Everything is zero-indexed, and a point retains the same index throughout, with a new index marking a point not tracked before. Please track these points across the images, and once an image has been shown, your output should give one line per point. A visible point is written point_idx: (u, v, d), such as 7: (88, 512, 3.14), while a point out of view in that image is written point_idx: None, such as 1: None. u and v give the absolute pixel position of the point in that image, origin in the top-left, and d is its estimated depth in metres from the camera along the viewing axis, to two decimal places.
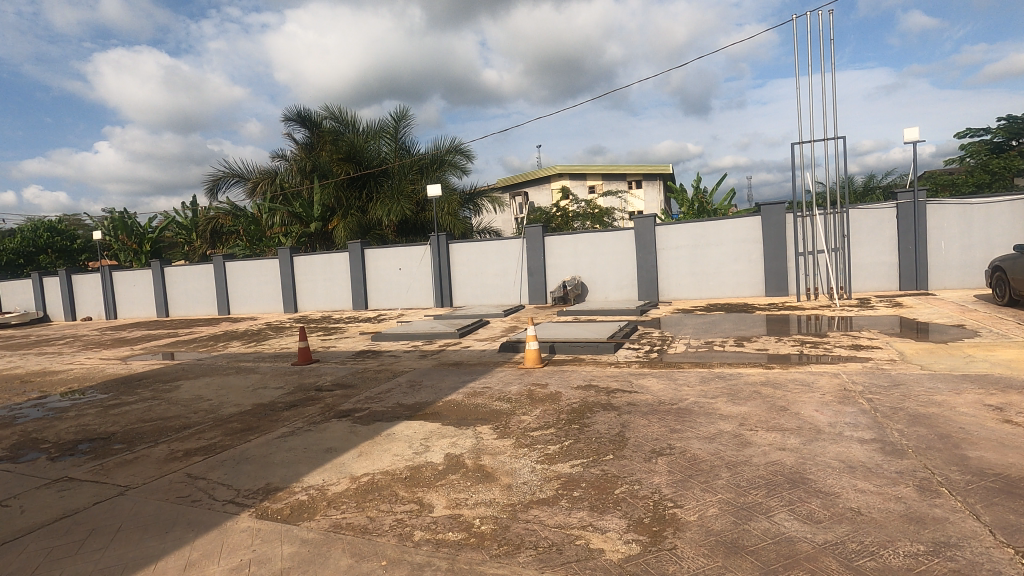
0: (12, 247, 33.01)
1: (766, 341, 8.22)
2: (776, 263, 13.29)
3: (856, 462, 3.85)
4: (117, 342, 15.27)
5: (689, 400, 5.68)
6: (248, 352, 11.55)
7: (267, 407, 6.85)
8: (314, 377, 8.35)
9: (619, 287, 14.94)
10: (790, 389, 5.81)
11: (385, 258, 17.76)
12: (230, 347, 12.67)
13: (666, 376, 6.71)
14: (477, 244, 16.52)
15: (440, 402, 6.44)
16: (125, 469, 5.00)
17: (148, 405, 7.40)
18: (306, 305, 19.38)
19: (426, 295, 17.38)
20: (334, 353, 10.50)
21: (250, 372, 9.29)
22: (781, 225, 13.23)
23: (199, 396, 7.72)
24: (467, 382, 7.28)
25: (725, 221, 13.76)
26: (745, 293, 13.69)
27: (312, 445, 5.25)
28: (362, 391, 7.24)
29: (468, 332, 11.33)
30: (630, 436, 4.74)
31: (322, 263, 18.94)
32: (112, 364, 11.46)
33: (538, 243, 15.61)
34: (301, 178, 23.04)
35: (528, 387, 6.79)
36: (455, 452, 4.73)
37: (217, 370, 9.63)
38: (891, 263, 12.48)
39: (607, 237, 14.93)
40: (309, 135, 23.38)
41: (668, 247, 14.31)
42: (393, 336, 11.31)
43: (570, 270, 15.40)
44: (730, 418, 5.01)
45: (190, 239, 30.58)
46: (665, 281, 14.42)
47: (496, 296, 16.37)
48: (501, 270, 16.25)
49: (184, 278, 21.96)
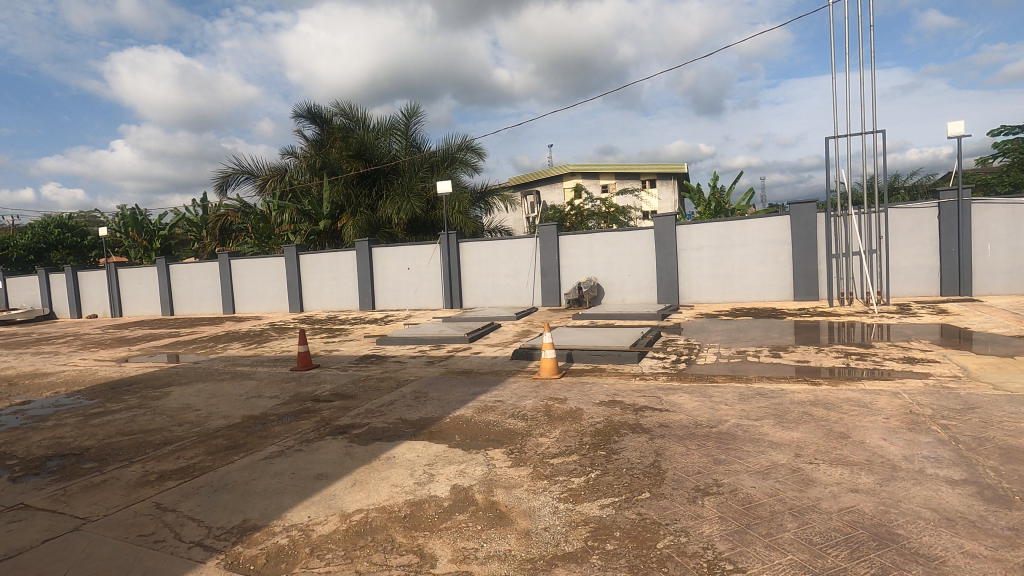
0: (23, 243, 32.92)
1: (807, 353, 7.49)
2: (805, 265, 12.51)
3: (953, 514, 3.14)
4: (117, 342, 14.81)
5: (731, 422, 4.97)
6: (248, 354, 10.98)
7: (257, 421, 6.24)
8: (312, 386, 7.74)
9: (638, 289, 14.23)
10: (846, 410, 5.10)
11: (393, 257, 17.18)
12: (231, 348, 12.14)
13: (699, 392, 6.01)
14: (489, 243, 15.86)
15: (448, 418, 5.80)
16: (87, 496, 4.39)
17: (131, 415, 6.82)
18: (312, 304, 18.85)
19: (435, 296, 16.76)
20: (337, 357, 9.89)
21: (246, 378, 8.70)
22: (812, 225, 12.45)
23: (187, 405, 7.13)
24: (478, 395, 6.63)
25: (751, 221, 13.01)
26: (772, 297, 12.92)
27: (301, 469, 4.62)
28: (362, 403, 6.61)
29: (478, 336, 10.69)
30: (667, 468, 4.06)
31: (329, 262, 18.39)
32: (107, 366, 10.94)
33: (552, 243, 14.94)
34: (311, 175, 22.52)
35: (545, 402, 6.13)
36: (463, 484, 4.07)
37: (212, 375, 9.06)
38: (931, 266, 11.67)
39: (626, 237, 14.23)
40: (319, 132, 22.88)
41: (690, 248, 13.58)
42: (399, 340, 10.69)
43: (585, 271, 14.72)
44: (783, 447, 4.31)
45: (199, 236, 30.29)
46: (686, 283, 13.68)
47: (508, 297, 15.72)
48: (513, 271, 15.59)
49: (190, 275, 21.54)
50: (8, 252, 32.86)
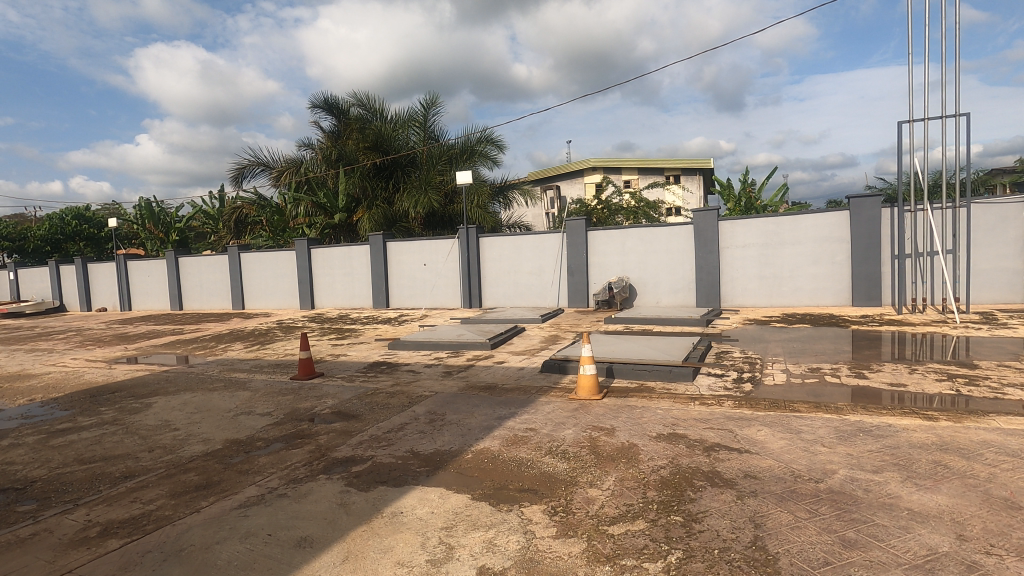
0: (41, 235, 32.61)
1: (898, 374, 6.25)
2: (868, 267, 11.17)
3: None
4: (117, 339, 13.98)
5: (841, 476, 3.78)
6: (248, 358, 10.01)
7: (240, 449, 5.18)
8: (311, 401, 6.70)
9: (674, 291, 13.01)
10: (991, 458, 3.90)
11: (409, 252, 16.15)
12: (232, 349, 11.20)
13: (783, 425, 4.82)
14: (511, 238, 14.74)
15: (469, 452, 4.69)
16: (2, 561, 3.36)
17: (98, 435, 5.83)
18: (323, 301, 17.92)
19: (453, 295, 15.68)
20: (343, 365, 8.85)
21: (240, 388, 7.71)
22: (876, 222, 11.08)
23: (165, 423, 6.11)
24: (505, 420, 5.51)
25: (803, 217, 11.74)
26: (826, 302, 11.61)
27: (281, 528, 3.55)
28: (367, 428, 5.54)
29: (501, 342, 9.57)
30: (779, 554, 2.90)
31: (341, 257, 17.44)
32: (96, 368, 10.03)
33: (580, 239, 13.77)
34: (326, 167, 21.59)
35: (588, 433, 5.00)
36: (493, 566, 2.96)
37: (204, 384, 8.08)
38: (1016, 269, 10.27)
39: (661, 234, 13.02)
40: (336, 123, 21.90)
41: (734, 246, 12.31)
42: (413, 345, 9.62)
43: (616, 270, 13.53)
44: (934, 523, 3.12)
45: (215, 229, 29.63)
46: (728, 285, 12.43)
47: (531, 297, 14.58)
48: (537, 269, 14.44)
49: (200, 269, 20.78)
50: (26, 243, 32.54)
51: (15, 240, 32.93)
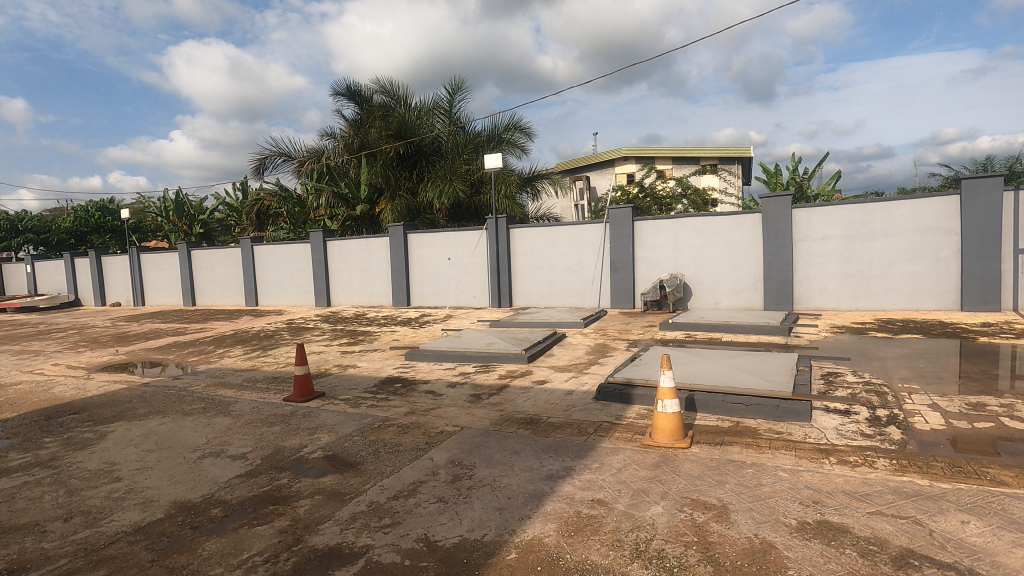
0: (66, 227, 32.06)
1: None
2: (983, 266, 9.26)
3: None
4: (115, 339, 12.77)
5: None
6: (242, 368, 8.57)
7: (185, 523, 3.65)
8: (300, 438, 5.17)
9: (736, 291, 11.21)
10: None
11: (432, 245, 14.62)
12: (230, 356, 9.81)
13: (1001, 516, 3.09)
14: (545, 229, 13.09)
15: (514, 549, 3.08)
16: None
17: (15, 486, 4.38)
18: (340, 298, 16.57)
19: (481, 293, 14.10)
20: (351, 382, 7.34)
21: (221, 413, 6.23)
22: (996, 210, 9.12)
23: (106, 470, 4.63)
24: (560, 482, 3.88)
25: (898, 204, 9.87)
26: (927, 306, 9.75)
27: None
28: (366, 490, 3.98)
29: (539, 353, 7.94)
30: None
31: (359, 249, 16.03)
32: (73, 377, 8.69)
33: (626, 229, 12.05)
34: (348, 156, 20.19)
35: (689, 516, 3.34)
36: None
37: (180, 405, 6.63)
38: None
39: (722, 224, 11.22)
40: (358, 112, 20.38)
41: (811, 239, 10.49)
42: (433, 356, 8.04)
43: (667, 266, 11.79)
44: None
45: (238, 222, 28.63)
46: (803, 283, 10.62)
47: (568, 296, 12.92)
48: (575, 265, 12.77)
49: (213, 263, 19.63)
50: (50, 235, 32.12)
51: (40, 232, 32.56)
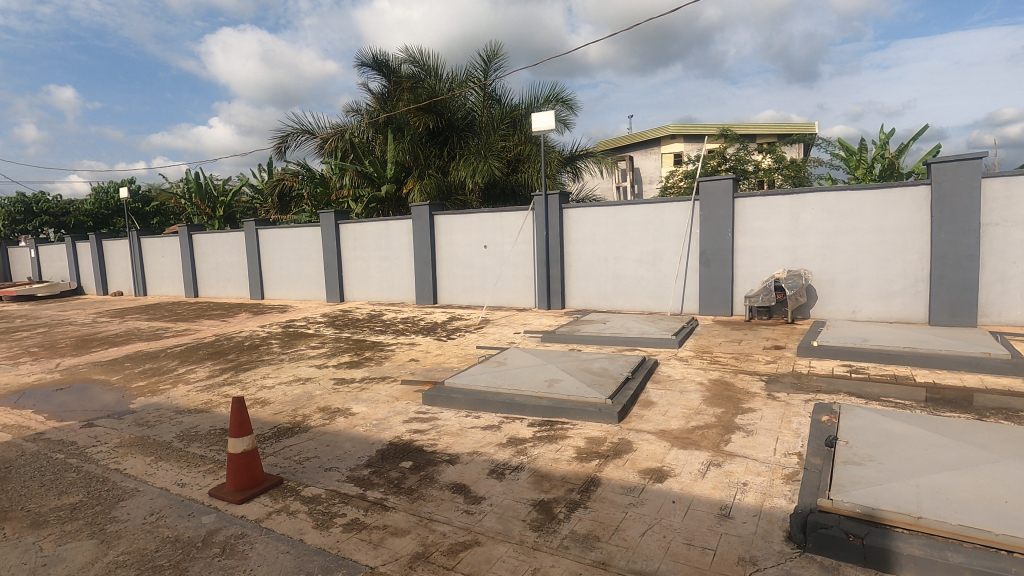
0: (87, 210, 30.19)
1: None
2: None
3: None
4: (75, 345, 10.31)
5: None
6: (190, 409, 5.86)
7: None
8: None
9: (884, 295, 8.07)
10: None
11: (463, 230, 11.79)
12: (189, 380, 7.14)
13: None
14: (610, 209, 10.07)
15: None
16: None
17: None
18: (355, 294, 13.95)
19: (525, 290, 11.22)
20: (335, 448, 4.54)
21: (91, 526, 3.48)
22: None
23: None
24: None
25: None
26: None
27: None
28: None
29: (631, 401, 5.01)
30: None
31: (376, 236, 13.31)
32: None
33: (723, 209, 8.94)
34: (372, 131, 17.36)
35: None
36: None
37: (42, 498, 3.92)
38: None
39: (867, 202, 8.04)
40: (386, 85, 17.08)
41: (1012, 221, 7.23)
42: (467, 402, 5.19)
43: (782, 260, 8.69)
44: None
45: (260, 205, 26.31)
46: (992, 288, 7.41)
47: (639, 296, 9.95)
48: (650, 257, 9.75)
49: (217, 249, 17.23)
50: (68, 218, 30.26)
51: (58, 216, 30.76)
